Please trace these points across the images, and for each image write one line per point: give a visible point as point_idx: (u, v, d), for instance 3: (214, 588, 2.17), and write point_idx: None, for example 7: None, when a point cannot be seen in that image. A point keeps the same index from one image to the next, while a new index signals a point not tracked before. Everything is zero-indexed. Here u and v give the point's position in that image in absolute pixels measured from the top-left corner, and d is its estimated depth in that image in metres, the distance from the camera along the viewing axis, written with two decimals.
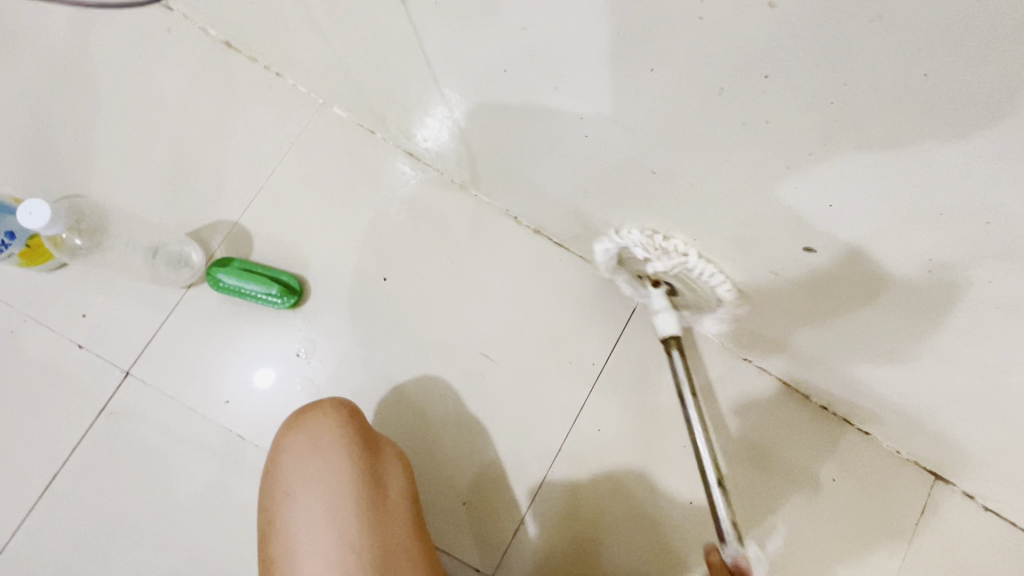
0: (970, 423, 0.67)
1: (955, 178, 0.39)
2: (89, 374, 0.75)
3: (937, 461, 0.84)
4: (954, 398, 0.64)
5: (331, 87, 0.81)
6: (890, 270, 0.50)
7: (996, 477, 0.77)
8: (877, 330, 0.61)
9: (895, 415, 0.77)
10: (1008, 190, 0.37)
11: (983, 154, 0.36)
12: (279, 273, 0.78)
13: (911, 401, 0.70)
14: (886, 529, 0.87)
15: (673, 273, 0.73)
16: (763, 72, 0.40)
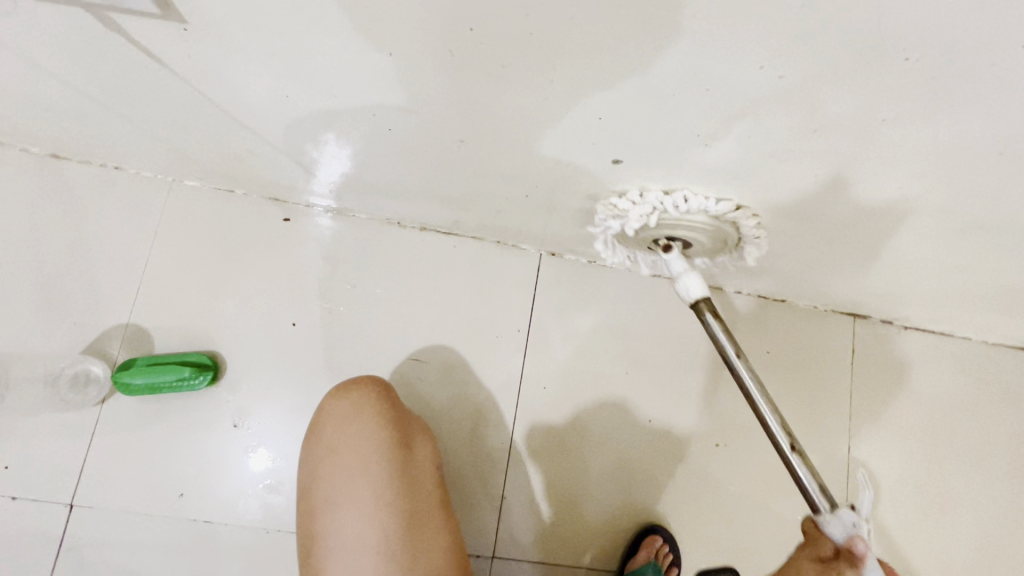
0: (848, 259, 0.72)
1: (706, 61, 0.39)
2: (31, 522, 0.74)
3: (846, 302, 0.92)
4: (820, 245, 0.69)
5: (170, 166, 0.80)
6: (708, 161, 0.52)
7: (890, 297, 0.85)
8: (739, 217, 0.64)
9: (792, 276, 0.83)
10: (755, 59, 0.38)
11: (703, 32, 0.36)
12: (186, 355, 0.78)
13: (798, 260, 0.74)
14: (829, 379, 0.94)
15: (548, 222, 0.76)
16: (466, 27, 0.39)
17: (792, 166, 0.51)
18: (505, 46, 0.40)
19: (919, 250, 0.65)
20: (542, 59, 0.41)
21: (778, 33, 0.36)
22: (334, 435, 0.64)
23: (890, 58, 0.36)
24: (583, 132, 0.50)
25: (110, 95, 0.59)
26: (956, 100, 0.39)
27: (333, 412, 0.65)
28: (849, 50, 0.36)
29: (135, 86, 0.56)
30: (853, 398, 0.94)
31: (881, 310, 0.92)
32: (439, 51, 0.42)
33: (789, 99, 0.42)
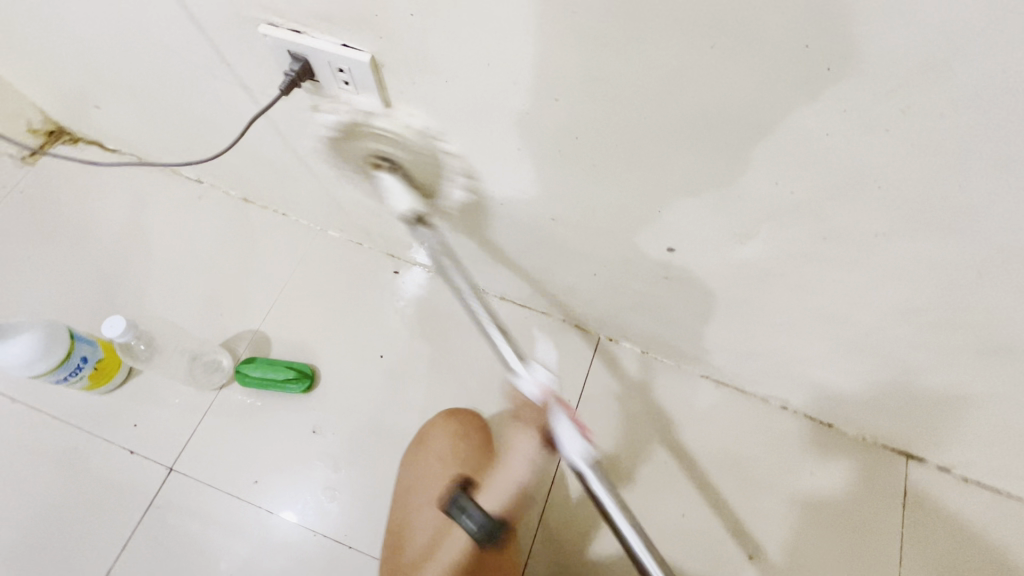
0: (898, 389, 0.74)
1: (757, 180, 0.49)
2: (136, 476, 0.88)
3: (908, 441, 0.86)
4: (865, 369, 0.73)
5: (324, 219, 1.03)
6: (757, 265, 0.61)
7: (956, 442, 0.80)
8: (783, 326, 0.71)
9: (843, 402, 0.84)
10: (799, 180, 0.48)
11: (756, 158, 0.47)
12: (294, 362, 0.95)
13: (845, 381, 0.78)
14: (889, 529, 0.85)
15: (610, 306, 0.88)
16: (572, 135, 0.53)
17: (830, 282, 0.59)
18: (598, 150, 0.53)
19: (964, 391, 0.68)
20: (631, 167, 0.54)
21: (821, 164, 0.45)
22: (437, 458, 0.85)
23: (916, 193, 0.44)
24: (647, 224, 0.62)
25: (306, 156, 0.81)
26: (980, 235, 0.46)
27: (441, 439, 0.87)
28: (881, 181, 0.45)
29: (328, 152, 0.77)
30: (919, 554, 0.83)
31: (952, 459, 0.85)
32: (552, 151, 0.57)
33: (821, 217, 0.51)
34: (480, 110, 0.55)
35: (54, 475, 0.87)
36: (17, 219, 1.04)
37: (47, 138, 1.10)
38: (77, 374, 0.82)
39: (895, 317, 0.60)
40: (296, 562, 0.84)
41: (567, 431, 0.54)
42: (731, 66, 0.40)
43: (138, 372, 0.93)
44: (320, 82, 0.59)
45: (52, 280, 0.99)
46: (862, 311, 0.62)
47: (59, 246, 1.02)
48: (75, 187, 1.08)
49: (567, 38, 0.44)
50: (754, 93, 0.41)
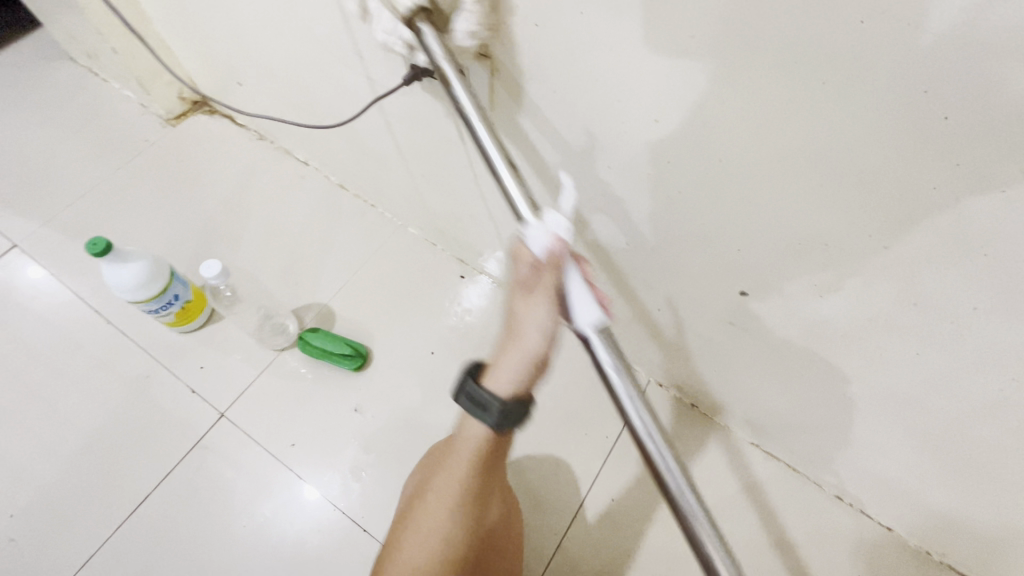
0: (977, 502, 0.67)
1: (851, 232, 0.48)
2: (190, 414, 0.94)
3: (978, 567, 0.77)
4: (940, 471, 0.67)
5: (406, 214, 1.09)
6: (835, 327, 0.59)
7: None
8: (852, 402, 0.67)
9: (909, 505, 0.76)
10: (895, 240, 0.47)
11: (852, 209, 0.46)
12: (353, 340, 0.98)
13: (916, 480, 0.71)
14: None
15: (667, 347, 0.86)
16: (667, 160, 0.55)
17: (914, 359, 0.56)
18: (690, 176, 0.55)
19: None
20: (716, 192, 0.54)
21: (921, 227, 0.44)
22: (456, 487, 0.57)
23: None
24: (723, 262, 0.62)
25: (407, 151, 0.87)
26: None
27: (462, 460, 0.56)
28: (988, 257, 0.43)
29: (427, 149, 0.82)
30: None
31: None
32: (640, 168, 0.58)
33: (914, 286, 0.49)
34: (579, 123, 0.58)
35: (124, 396, 0.95)
36: (149, 168, 1.18)
37: (190, 105, 1.27)
38: (166, 310, 0.90)
39: (985, 415, 0.55)
40: (314, 531, 0.87)
41: (579, 290, 0.45)
42: (838, 103, 0.40)
43: (215, 320, 1.01)
44: (438, 81, 0.64)
45: (166, 225, 1.10)
46: (948, 401, 0.57)
47: (178, 197, 1.14)
48: (202, 149, 1.21)
49: (680, 67, 0.46)
50: (860, 133, 0.41)
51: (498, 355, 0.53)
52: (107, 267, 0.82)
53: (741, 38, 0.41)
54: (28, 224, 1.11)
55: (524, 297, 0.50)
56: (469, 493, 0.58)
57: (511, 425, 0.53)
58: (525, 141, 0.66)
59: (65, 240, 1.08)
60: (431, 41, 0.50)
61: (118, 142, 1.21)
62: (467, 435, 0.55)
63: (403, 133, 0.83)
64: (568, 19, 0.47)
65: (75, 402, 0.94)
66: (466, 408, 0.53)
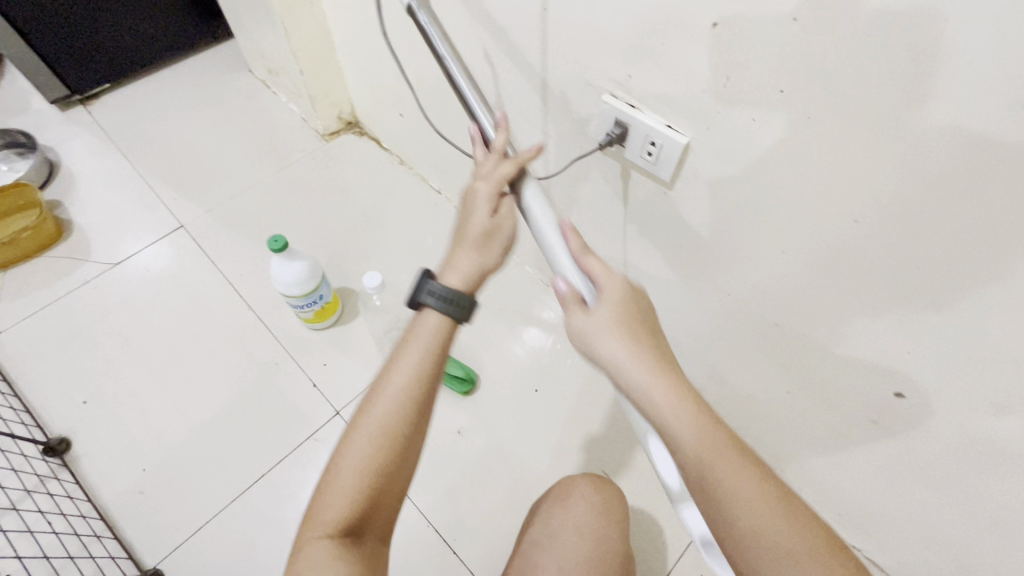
0: None
1: None
2: (309, 406, 1.01)
3: None
4: None
5: (527, 253, 1.15)
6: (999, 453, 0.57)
7: None
8: (992, 532, 0.65)
9: None
10: None
11: None
12: (464, 363, 1.04)
13: None
14: None
15: (783, 429, 0.85)
16: (852, 256, 0.56)
17: None
18: (871, 275, 0.56)
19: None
20: (899, 297, 0.55)
21: None
22: (398, 391, 0.51)
23: None
24: (880, 361, 0.62)
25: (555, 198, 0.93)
26: None
27: (417, 351, 0.53)
28: None
29: (577, 201, 0.88)
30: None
31: None
32: (818, 259, 0.60)
33: None
34: (763, 207, 0.61)
35: (254, 378, 1.03)
36: (303, 176, 1.31)
37: (345, 125, 1.40)
38: (312, 307, 0.98)
39: None
40: (405, 543, 0.90)
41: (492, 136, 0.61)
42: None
43: (341, 323, 1.09)
44: (624, 149, 0.70)
45: (311, 230, 1.22)
46: None
47: (323, 206, 1.26)
48: (349, 166, 1.33)
49: (897, 177, 0.48)
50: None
51: (454, 252, 0.58)
52: (278, 260, 0.91)
53: (990, 168, 0.42)
54: (196, 208, 1.25)
55: (501, 200, 0.60)
56: (420, 396, 0.52)
57: (462, 313, 0.55)
58: (695, 212, 0.69)
59: (226, 228, 1.22)
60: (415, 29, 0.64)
61: (280, 149, 1.36)
62: (423, 324, 0.54)
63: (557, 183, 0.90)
64: (790, 114, 0.51)
65: (212, 375, 1.03)
66: (428, 309, 0.54)
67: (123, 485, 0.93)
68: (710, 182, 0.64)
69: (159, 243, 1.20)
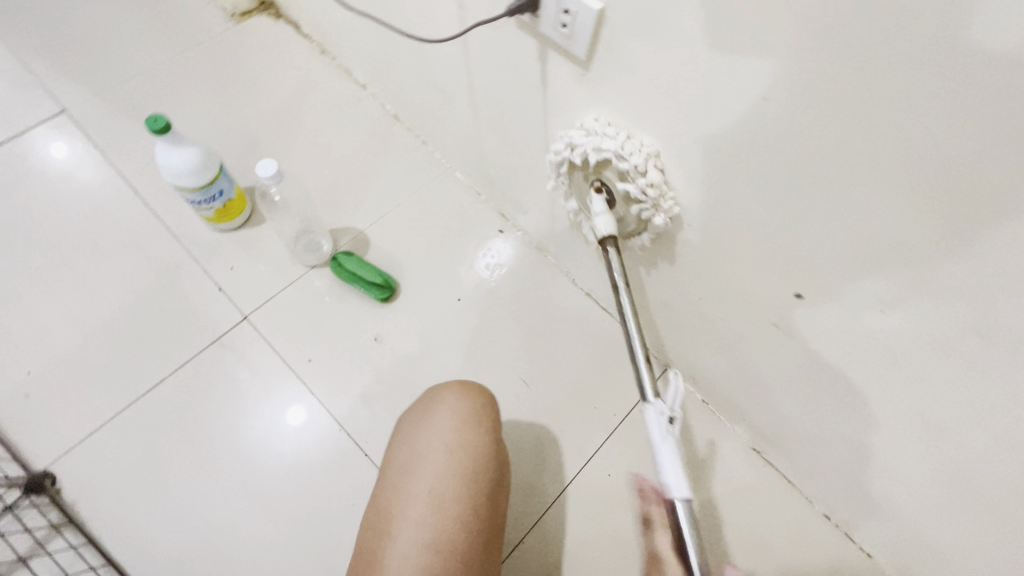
0: (970, 546, 0.68)
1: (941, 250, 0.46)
2: (215, 311, 0.94)
3: None
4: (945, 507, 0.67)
5: (456, 158, 1.07)
6: (886, 347, 0.58)
7: None
8: (872, 426, 0.67)
9: (899, 534, 0.77)
10: (989, 266, 0.45)
11: (954, 226, 0.44)
12: (383, 271, 0.98)
13: (914, 511, 0.72)
14: None
15: (697, 335, 0.85)
16: (759, 147, 0.52)
17: (955, 393, 0.56)
18: (778, 169, 0.52)
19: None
20: (799, 190, 0.52)
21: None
22: None
23: None
24: (786, 259, 0.60)
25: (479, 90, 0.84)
26: None
27: None
28: None
29: (501, 91, 0.80)
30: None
31: None
32: (724, 147, 0.55)
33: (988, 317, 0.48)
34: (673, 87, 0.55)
35: (153, 280, 0.95)
36: (208, 61, 1.16)
37: (258, 6, 1.23)
38: (209, 203, 0.89)
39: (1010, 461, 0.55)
40: (316, 446, 0.88)
41: None
42: (986, 122, 0.38)
43: (250, 225, 1.01)
44: (537, 19, 0.61)
45: (217, 123, 1.09)
46: (976, 439, 0.57)
47: (231, 96, 1.12)
48: (263, 53, 1.18)
49: (809, 46, 0.43)
50: (987, 157, 0.39)
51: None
52: (161, 146, 0.81)
53: (897, 34, 0.38)
54: (81, 91, 1.09)
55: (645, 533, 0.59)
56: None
57: None
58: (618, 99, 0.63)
59: (118, 116, 1.08)
60: (615, 260, 0.66)
61: (181, 28, 1.19)
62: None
63: (480, 70, 0.81)
64: None
65: (103, 276, 0.95)
66: None
67: (7, 388, 0.86)
68: (628, 61, 0.57)
69: (38, 130, 1.06)
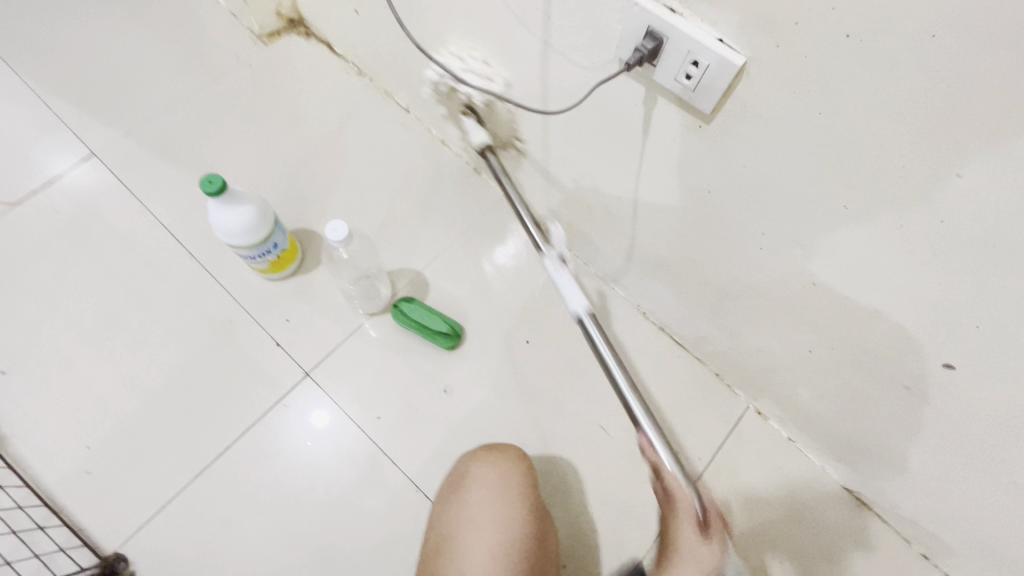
0: None
1: None
2: (274, 367, 0.89)
3: None
4: None
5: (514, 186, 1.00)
6: None
7: None
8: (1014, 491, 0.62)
9: None
10: None
11: None
12: (447, 316, 0.92)
13: None
14: None
15: (794, 380, 0.80)
16: (936, 218, 0.47)
17: None
18: (957, 240, 0.47)
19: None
20: (992, 264, 0.47)
21: None
22: None
23: None
24: (940, 326, 0.55)
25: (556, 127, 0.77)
26: None
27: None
28: None
29: (583, 131, 0.72)
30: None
31: None
32: (885, 213, 0.50)
33: None
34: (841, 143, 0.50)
35: (206, 338, 0.90)
36: (240, 90, 1.08)
37: (285, 24, 1.14)
38: (264, 258, 0.83)
39: None
40: (390, 510, 0.83)
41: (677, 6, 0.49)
42: None
43: (302, 271, 0.95)
44: (654, 68, 0.54)
45: (255, 159, 1.02)
46: None
47: (268, 128, 1.05)
48: (297, 77, 1.10)
49: None
50: None
51: None
52: (215, 206, 0.75)
53: None
54: (108, 131, 1.02)
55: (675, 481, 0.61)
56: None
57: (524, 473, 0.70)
58: (747, 153, 0.56)
59: (150, 157, 1.00)
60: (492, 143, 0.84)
61: (207, 54, 1.10)
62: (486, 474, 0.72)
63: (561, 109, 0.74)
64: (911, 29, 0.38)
65: (154, 336, 0.89)
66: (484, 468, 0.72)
67: (66, 466, 0.82)
68: (770, 116, 0.51)
69: (66, 176, 0.99)
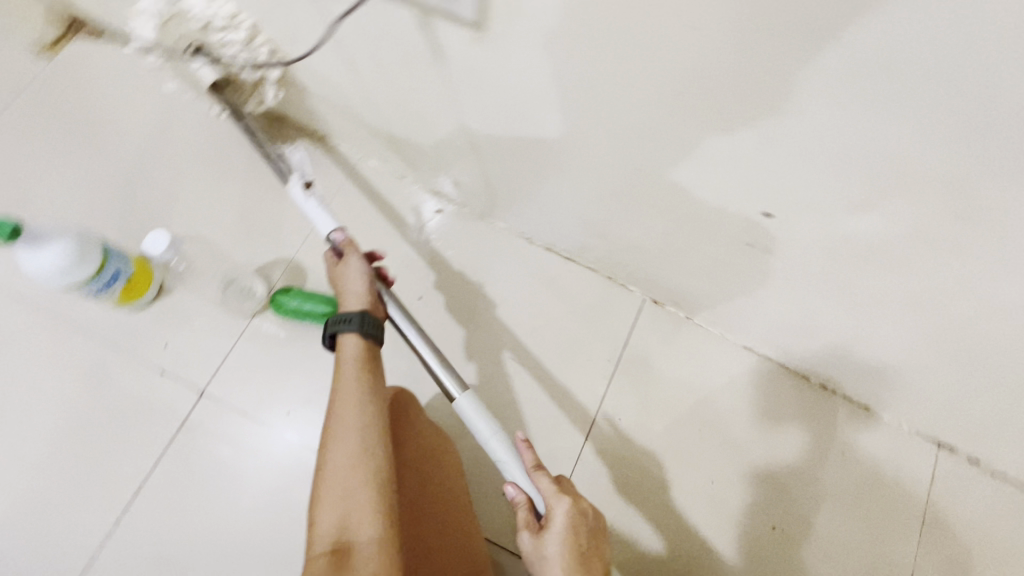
0: (975, 385, 0.70)
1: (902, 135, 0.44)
2: (166, 396, 0.86)
3: (947, 437, 0.86)
4: (943, 360, 0.69)
5: (365, 146, 0.96)
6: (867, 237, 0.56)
7: (1005, 443, 0.78)
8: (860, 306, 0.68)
9: (898, 390, 0.81)
10: (967, 143, 0.42)
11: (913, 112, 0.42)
12: (331, 296, 0.90)
13: (904, 367, 0.75)
14: (914, 516, 0.86)
15: (667, 263, 0.83)
16: (697, 82, 0.48)
17: (938, 262, 0.55)
18: (726, 98, 0.48)
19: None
20: (759, 112, 0.48)
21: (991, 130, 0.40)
22: None
23: None
24: (749, 177, 0.57)
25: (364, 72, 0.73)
26: None
27: None
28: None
29: (388, 69, 0.69)
30: (935, 537, 0.84)
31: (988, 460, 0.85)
32: (659, 86, 0.50)
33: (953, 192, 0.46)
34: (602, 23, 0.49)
35: (83, 387, 0.85)
36: (39, 118, 0.97)
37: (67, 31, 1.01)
38: (108, 289, 0.78)
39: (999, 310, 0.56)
40: None
41: None
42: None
43: (166, 292, 0.90)
44: None
45: (80, 189, 0.94)
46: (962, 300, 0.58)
47: (82, 152, 0.96)
48: (99, 88, 1.00)
49: None
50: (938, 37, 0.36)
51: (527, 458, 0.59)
52: (22, 250, 0.69)
53: None
54: None
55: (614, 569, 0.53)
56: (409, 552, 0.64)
57: None
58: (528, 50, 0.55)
59: None
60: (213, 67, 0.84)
61: None
62: None
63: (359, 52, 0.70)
64: None
65: (24, 402, 0.84)
66: None
67: None
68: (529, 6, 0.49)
69: None
